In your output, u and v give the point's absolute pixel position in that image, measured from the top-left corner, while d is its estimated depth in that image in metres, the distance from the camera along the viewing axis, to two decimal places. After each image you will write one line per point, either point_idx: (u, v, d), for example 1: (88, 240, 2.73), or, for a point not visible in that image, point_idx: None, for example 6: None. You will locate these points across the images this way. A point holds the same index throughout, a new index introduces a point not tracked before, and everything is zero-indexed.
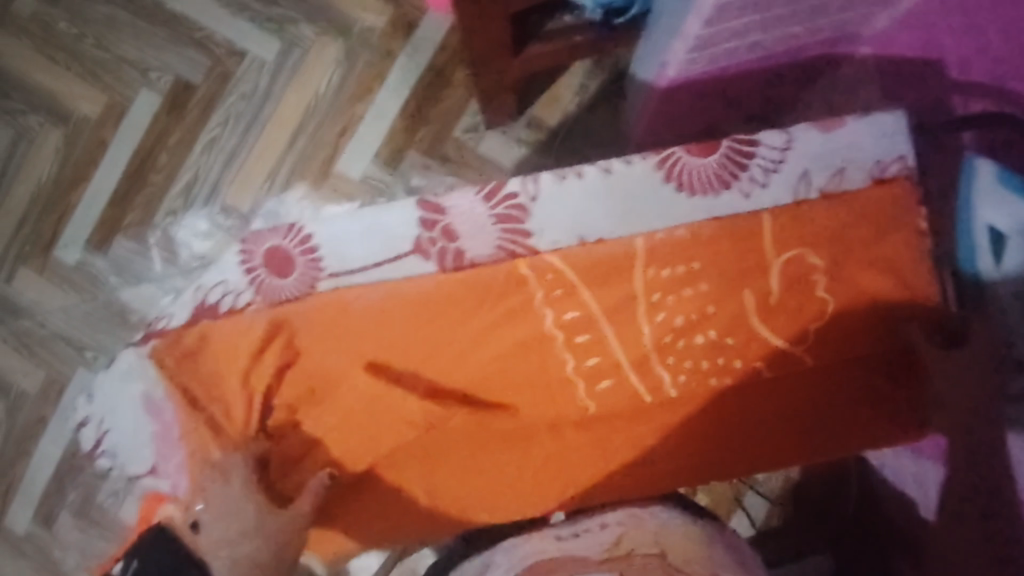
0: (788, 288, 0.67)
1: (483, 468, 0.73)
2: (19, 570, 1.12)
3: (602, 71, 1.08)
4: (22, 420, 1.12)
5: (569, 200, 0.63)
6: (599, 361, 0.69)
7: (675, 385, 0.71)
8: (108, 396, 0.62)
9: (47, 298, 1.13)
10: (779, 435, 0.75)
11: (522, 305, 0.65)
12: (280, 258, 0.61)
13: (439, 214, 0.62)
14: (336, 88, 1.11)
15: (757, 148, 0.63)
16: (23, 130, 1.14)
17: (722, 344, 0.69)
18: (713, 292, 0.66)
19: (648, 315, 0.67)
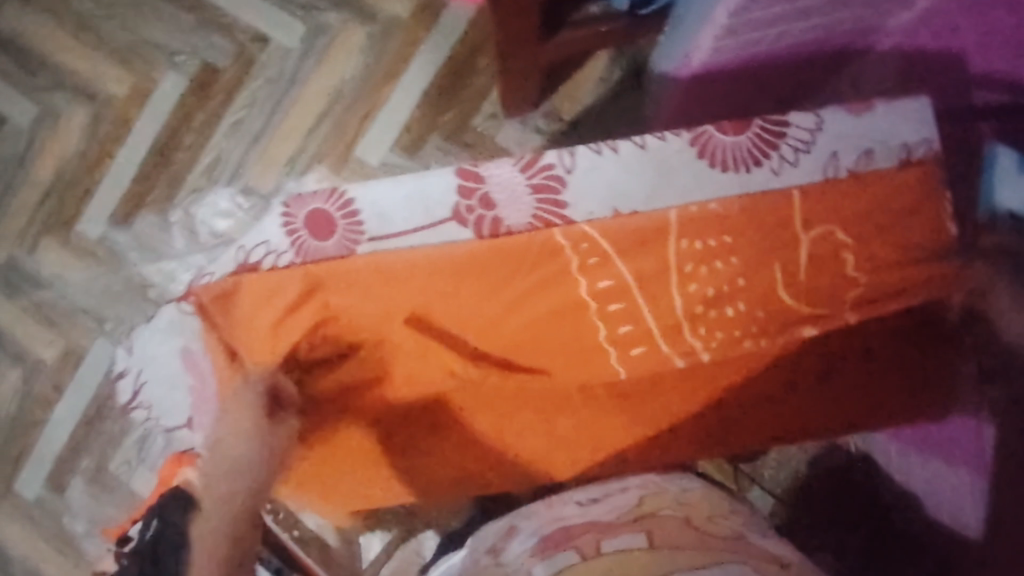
0: (814, 264, 0.75)
1: (523, 427, 0.86)
2: (31, 535, 1.14)
3: (621, 64, 1.09)
4: (40, 388, 1.15)
5: (604, 171, 0.70)
6: (631, 328, 0.81)
7: (705, 351, 0.83)
8: (147, 350, 0.70)
9: (68, 271, 1.15)
10: (800, 405, 0.86)
11: (559, 273, 0.73)
12: (322, 220, 0.69)
13: (475, 183, 0.69)
14: (360, 74, 1.12)
15: (788, 128, 0.69)
16: (49, 107, 1.15)
17: (749, 317, 0.80)
18: (743, 267, 0.75)
19: (680, 288, 0.77)
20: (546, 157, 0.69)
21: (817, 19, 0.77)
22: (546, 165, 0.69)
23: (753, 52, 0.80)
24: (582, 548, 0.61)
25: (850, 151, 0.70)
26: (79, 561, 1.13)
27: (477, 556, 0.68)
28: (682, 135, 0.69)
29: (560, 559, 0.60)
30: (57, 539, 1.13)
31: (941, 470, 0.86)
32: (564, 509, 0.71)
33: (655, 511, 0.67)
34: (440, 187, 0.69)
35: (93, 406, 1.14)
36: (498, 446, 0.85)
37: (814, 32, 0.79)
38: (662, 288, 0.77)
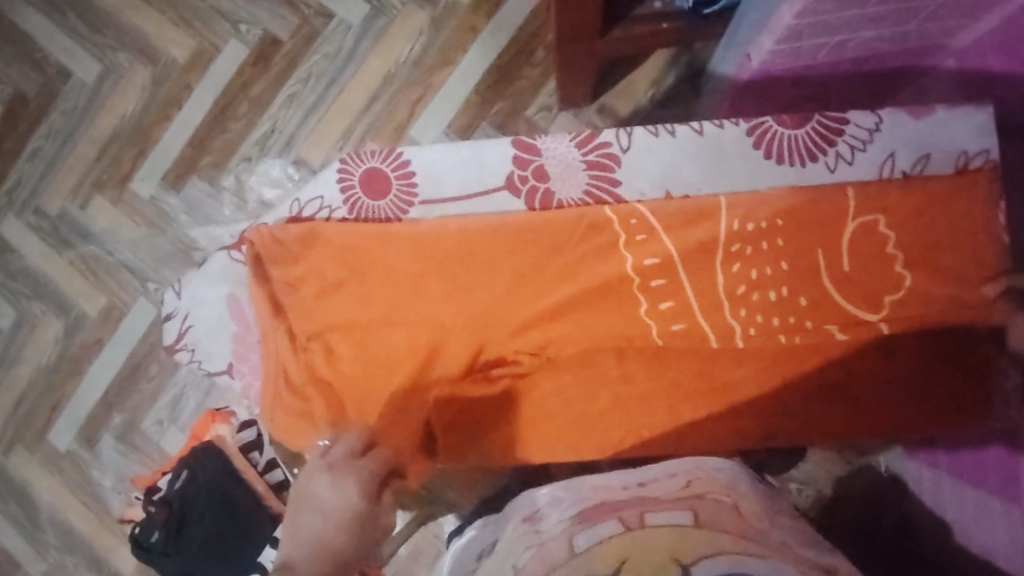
0: (856, 252, 0.78)
1: (545, 404, 0.81)
2: (58, 484, 1.17)
3: (679, 66, 1.08)
4: (80, 341, 1.17)
5: (660, 153, 0.79)
6: (672, 305, 0.80)
7: (744, 337, 0.80)
8: (198, 294, 0.83)
9: (116, 228, 1.17)
10: (836, 408, 0.80)
11: (606, 244, 0.78)
12: (378, 179, 0.79)
13: (532, 156, 0.79)
14: (417, 58, 1.13)
15: (846, 127, 0.77)
16: (113, 66, 1.18)
17: (793, 304, 0.79)
18: (787, 248, 0.78)
19: (722, 267, 0.79)
20: (603, 136, 0.79)
21: (882, 29, 0.74)
22: (602, 143, 0.79)
23: (816, 59, 0.79)
24: (627, 519, 0.59)
25: (907, 153, 0.77)
26: (105, 514, 1.17)
27: (515, 522, 0.68)
28: (741, 126, 0.77)
29: (603, 526, 0.59)
30: (85, 492, 1.17)
31: (963, 491, 0.84)
32: (610, 487, 0.69)
33: (703, 494, 0.64)
34: (497, 156, 0.79)
35: (128, 365, 1.17)
36: (519, 418, 0.81)
37: (880, 41, 0.77)
38: (703, 268, 0.79)
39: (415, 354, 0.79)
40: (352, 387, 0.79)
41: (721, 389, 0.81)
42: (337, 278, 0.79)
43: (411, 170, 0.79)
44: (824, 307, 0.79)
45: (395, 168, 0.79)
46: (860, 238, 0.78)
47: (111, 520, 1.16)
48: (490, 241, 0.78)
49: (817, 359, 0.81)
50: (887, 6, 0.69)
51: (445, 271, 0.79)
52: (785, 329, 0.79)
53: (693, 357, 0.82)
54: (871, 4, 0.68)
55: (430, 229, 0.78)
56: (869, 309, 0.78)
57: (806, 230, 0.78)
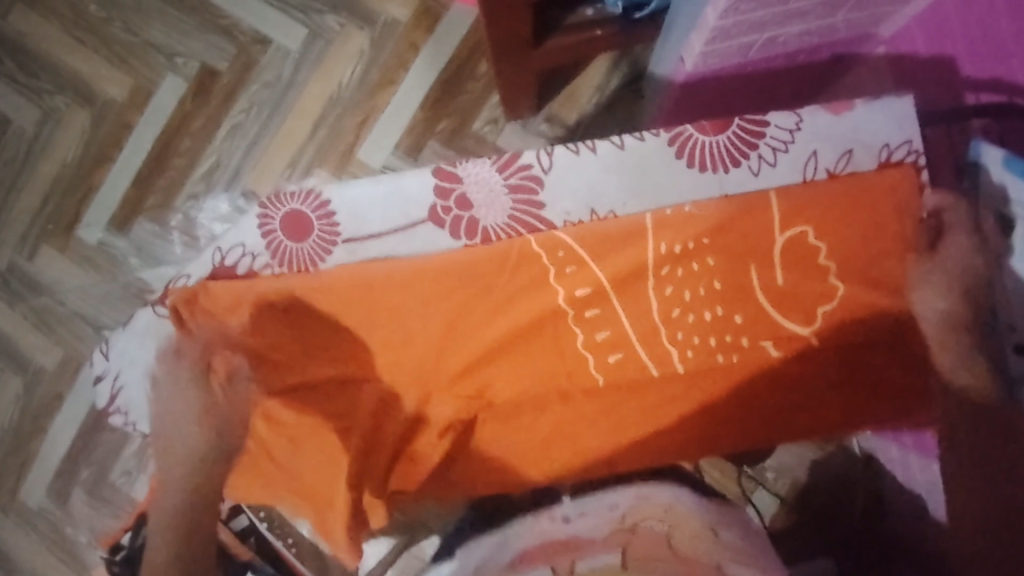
0: (791, 261, 0.77)
1: (496, 437, 0.82)
2: (30, 544, 1.15)
3: (622, 69, 1.07)
4: (41, 395, 1.15)
5: (582, 170, 0.76)
6: (608, 334, 0.81)
7: (681, 360, 0.82)
8: (126, 355, 0.77)
9: (67, 277, 1.15)
10: (782, 415, 0.81)
11: (539, 276, 0.78)
12: (301, 222, 0.76)
13: (454, 183, 0.76)
14: (359, 79, 1.11)
15: (766, 129, 0.75)
16: (50, 110, 1.15)
17: (726, 321, 0.80)
18: (719, 268, 0.78)
19: (657, 292, 0.79)
20: (523, 159, 0.75)
21: (809, 22, 0.74)
22: (524, 165, 0.76)
23: (749, 55, 0.78)
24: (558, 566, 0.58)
25: (829, 151, 0.75)
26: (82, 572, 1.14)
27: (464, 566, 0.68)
28: (662, 136, 0.75)
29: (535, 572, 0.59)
30: (60, 549, 1.15)
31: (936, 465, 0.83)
32: (554, 519, 0.68)
33: (640, 526, 0.63)
34: (417, 186, 0.76)
35: (92, 417, 1.15)
36: (477, 447, 0.82)
37: (809, 33, 0.76)
38: (639, 292, 0.79)
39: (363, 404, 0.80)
40: (303, 443, 0.80)
41: (666, 411, 0.82)
42: (271, 336, 0.78)
43: (331, 208, 0.76)
44: (758, 323, 0.80)
45: (319, 210, 0.76)
46: (792, 250, 0.77)
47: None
48: (418, 284, 0.77)
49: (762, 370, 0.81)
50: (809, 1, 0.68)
51: (387, 317, 0.79)
52: (722, 348, 0.81)
53: (636, 386, 0.83)
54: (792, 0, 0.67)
55: (354, 271, 0.76)
56: (801, 321, 0.80)
57: (736, 246, 0.77)
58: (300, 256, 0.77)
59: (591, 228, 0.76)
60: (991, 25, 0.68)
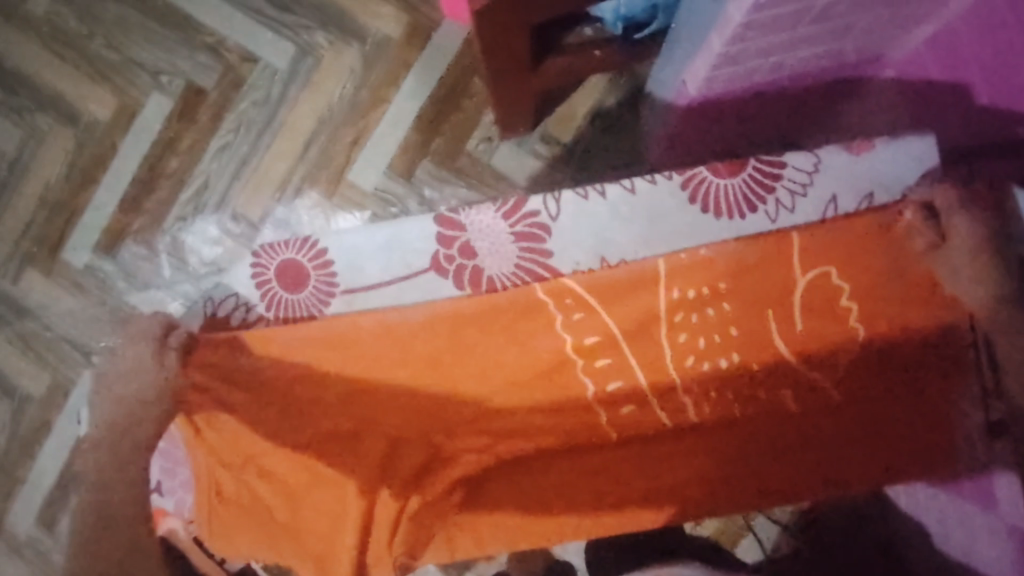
0: (812, 307, 0.78)
1: (521, 486, 0.87)
2: (20, 573, 1.13)
3: (618, 88, 1.05)
4: (28, 422, 1.13)
5: (591, 215, 0.76)
6: (621, 385, 0.85)
7: (696, 410, 0.86)
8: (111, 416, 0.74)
9: (53, 300, 1.12)
10: (794, 469, 0.85)
11: (545, 325, 0.79)
12: (295, 271, 0.77)
13: (457, 231, 0.76)
14: (349, 98, 1.08)
15: (784, 172, 0.75)
16: (33, 129, 1.12)
17: (743, 367, 0.83)
18: (735, 314, 0.80)
19: (670, 342, 0.82)
20: (529, 205, 0.76)
21: (817, 47, 0.72)
22: (529, 211, 0.76)
23: (754, 79, 0.76)
24: None
25: (847, 194, 0.76)
26: None
27: None
28: (673, 180, 0.75)
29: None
30: None
31: (971, 516, 0.78)
32: None
33: None
34: (418, 234, 0.76)
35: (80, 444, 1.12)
36: (501, 494, 0.86)
37: (815, 57, 0.74)
38: (648, 342, 0.81)
39: (370, 462, 0.82)
40: (308, 505, 0.80)
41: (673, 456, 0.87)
42: (294, 382, 0.78)
43: (329, 258, 0.77)
44: (774, 370, 0.83)
45: (314, 258, 0.77)
46: (813, 297, 0.78)
47: None
48: (439, 336, 0.78)
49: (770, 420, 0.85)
50: (817, 27, 0.67)
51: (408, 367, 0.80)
52: (738, 396, 0.85)
53: (647, 436, 0.88)
54: (801, 25, 0.65)
55: (361, 324, 0.76)
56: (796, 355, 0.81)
57: (751, 297, 0.78)
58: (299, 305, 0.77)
59: (601, 279, 0.76)
60: (1006, 55, 0.67)
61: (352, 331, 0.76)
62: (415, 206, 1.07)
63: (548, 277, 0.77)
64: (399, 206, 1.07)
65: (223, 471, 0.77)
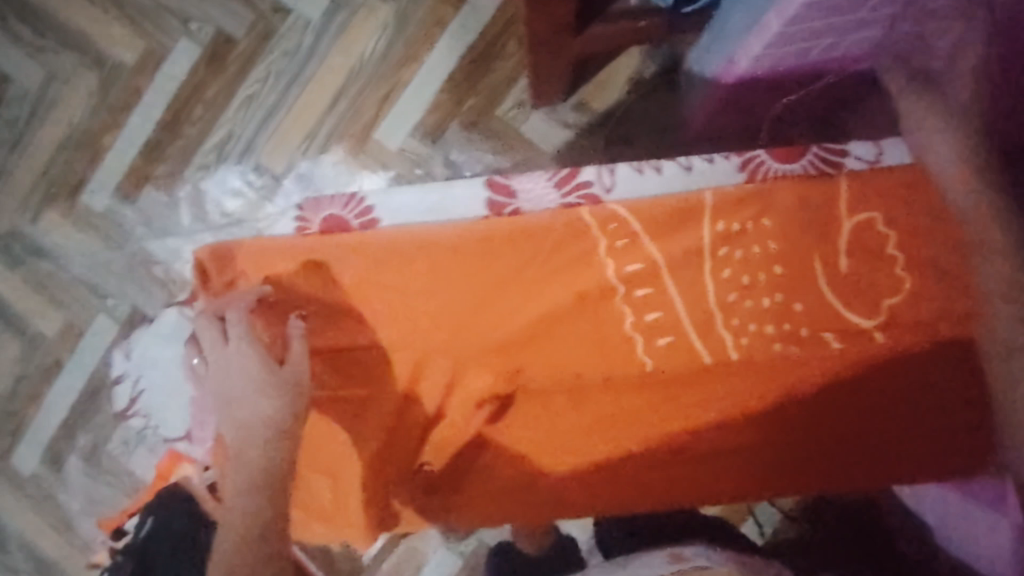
0: (857, 253, 0.80)
1: (536, 423, 0.86)
2: (23, 510, 1.14)
3: (656, 59, 1.04)
4: (39, 361, 1.13)
5: (646, 185, 0.83)
6: (659, 316, 0.83)
7: (736, 347, 0.84)
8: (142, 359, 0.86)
9: (71, 242, 1.12)
10: (817, 431, 0.84)
11: (586, 253, 0.82)
12: (339, 223, 0.82)
13: (508, 198, 0.83)
14: (381, 54, 1.07)
15: (846, 157, 0.81)
16: (56, 70, 1.11)
17: (788, 310, 0.82)
18: (780, 252, 0.81)
19: (713, 273, 0.82)
20: (584, 176, 0.83)
21: (871, 30, 0.72)
22: (583, 182, 0.83)
23: (804, 60, 0.77)
24: None
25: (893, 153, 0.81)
26: (76, 540, 1.14)
27: None
28: (732, 161, 0.82)
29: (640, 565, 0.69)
30: (52, 514, 1.14)
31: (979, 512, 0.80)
32: None
33: None
34: (467, 198, 0.83)
35: (91, 385, 1.12)
36: (522, 432, 0.86)
37: (868, 40, 0.74)
38: (693, 273, 0.82)
39: (394, 390, 0.83)
40: (325, 420, 0.82)
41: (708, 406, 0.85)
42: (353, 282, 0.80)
43: (373, 215, 0.83)
44: (821, 315, 0.82)
45: (359, 212, 0.83)
46: (859, 238, 0.80)
47: (83, 544, 1.14)
48: (483, 260, 0.81)
49: (797, 381, 0.84)
50: (879, 8, 0.67)
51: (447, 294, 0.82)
52: (781, 337, 0.83)
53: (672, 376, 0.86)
54: (865, 6, 0.66)
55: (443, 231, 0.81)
56: (868, 315, 0.81)
57: (795, 224, 0.80)
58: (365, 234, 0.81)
59: (647, 203, 0.81)
60: None
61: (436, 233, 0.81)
62: (441, 168, 1.06)
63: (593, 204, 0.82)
64: (425, 167, 1.07)
65: None
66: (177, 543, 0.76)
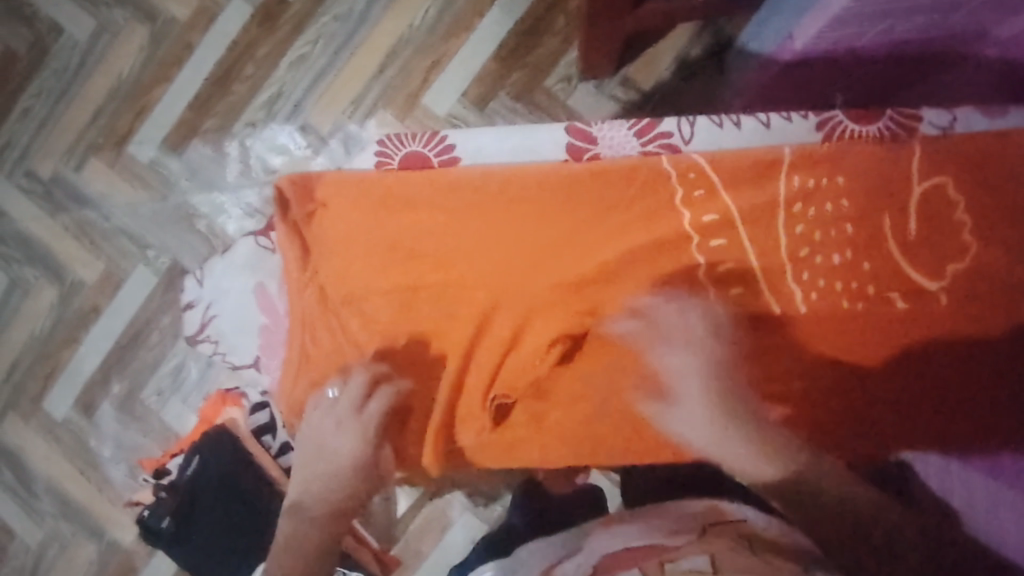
0: (924, 219, 0.77)
1: (577, 390, 0.78)
2: (54, 453, 1.15)
3: (704, 39, 1.05)
4: (76, 307, 1.14)
5: (723, 137, 0.82)
6: (732, 267, 0.78)
7: (806, 303, 0.78)
8: (219, 286, 0.83)
9: (114, 191, 1.12)
10: (883, 406, 0.77)
11: (661, 201, 0.78)
12: (419, 160, 0.82)
13: (588, 144, 0.82)
14: (432, 22, 1.08)
15: (922, 122, 0.81)
16: (109, 22, 1.12)
17: (856, 268, 0.77)
18: (852, 212, 0.78)
19: (785, 229, 0.78)
20: (664, 127, 0.82)
21: (927, 17, 0.73)
22: (663, 132, 0.82)
23: (859, 42, 0.78)
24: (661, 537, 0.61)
25: (973, 119, 0.81)
26: (103, 485, 1.15)
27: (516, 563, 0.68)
28: (811, 119, 0.81)
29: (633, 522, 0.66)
30: (81, 458, 1.15)
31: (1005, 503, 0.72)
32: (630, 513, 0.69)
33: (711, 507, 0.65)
34: (549, 142, 0.82)
35: (128, 332, 1.13)
36: (564, 396, 0.78)
37: (923, 25, 0.75)
38: (769, 225, 0.78)
39: (457, 324, 0.78)
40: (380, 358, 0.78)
41: (786, 376, 0.77)
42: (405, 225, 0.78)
43: (454, 153, 0.82)
44: (886, 273, 0.77)
45: (439, 150, 0.82)
46: (927, 203, 0.78)
47: (111, 490, 1.15)
48: (544, 202, 0.79)
49: (866, 341, 0.77)
50: None
51: (521, 230, 0.78)
52: (848, 294, 0.77)
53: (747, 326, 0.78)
54: None
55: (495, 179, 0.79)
56: (928, 273, 0.77)
57: (869, 187, 0.78)
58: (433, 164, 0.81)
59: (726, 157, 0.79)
60: None
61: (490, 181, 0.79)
62: None
63: (673, 153, 0.80)
64: None
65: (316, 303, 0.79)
66: (223, 479, 0.80)
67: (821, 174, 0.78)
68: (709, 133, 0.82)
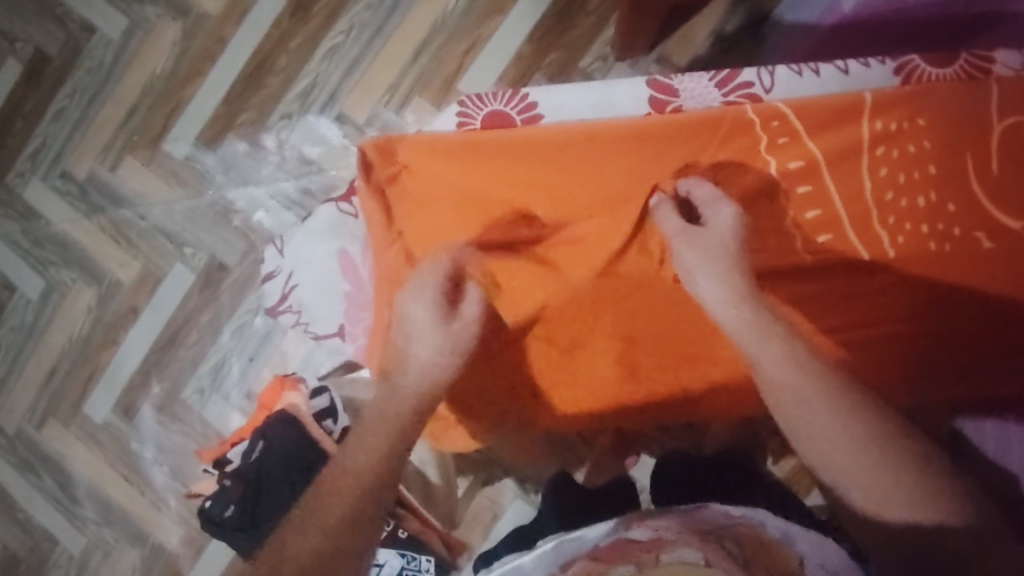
0: (1006, 156, 0.72)
1: (652, 345, 0.78)
2: (96, 458, 1.14)
3: (738, 14, 1.05)
4: (114, 308, 1.13)
5: (804, 87, 0.75)
6: (819, 214, 0.74)
7: (894, 247, 0.74)
8: (298, 258, 0.87)
9: (150, 191, 1.12)
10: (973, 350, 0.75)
11: (749, 147, 0.72)
12: (502, 120, 0.76)
13: (670, 96, 0.76)
14: (465, 7, 1.08)
15: (994, 64, 0.75)
16: (140, 20, 1.12)
17: (940, 210, 0.73)
18: (934, 150, 0.73)
19: (870, 174, 0.73)
20: (745, 76, 0.76)
21: None
22: (743, 82, 0.76)
23: None
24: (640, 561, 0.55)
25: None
26: (145, 489, 1.13)
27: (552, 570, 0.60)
28: (888, 64, 0.75)
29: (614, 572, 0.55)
30: (122, 462, 1.13)
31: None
32: (665, 521, 0.61)
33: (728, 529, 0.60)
34: (631, 96, 0.75)
35: (166, 333, 1.12)
36: (649, 356, 0.78)
37: None
38: (852, 171, 0.73)
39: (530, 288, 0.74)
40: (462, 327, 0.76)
41: (876, 323, 0.75)
42: (463, 178, 0.71)
43: (537, 111, 0.76)
44: (972, 213, 0.74)
45: (522, 107, 0.76)
46: (1009, 138, 0.72)
47: (153, 493, 1.13)
48: (611, 154, 0.71)
49: (951, 286, 0.74)
50: None
51: (589, 185, 0.72)
52: (934, 236, 0.74)
53: (841, 273, 0.75)
54: None
55: (563, 131, 0.70)
56: (1013, 214, 0.73)
57: (953, 125, 0.72)
58: (511, 122, 0.76)
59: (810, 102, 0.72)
60: None
61: (560, 134, 0.70)
62: None
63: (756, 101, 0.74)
64: None
65: (390, 260, 0.74)
66: (288, 461, 0.85)
67: (902, 117, 0.72)
68: (789, 79, 0.75)
